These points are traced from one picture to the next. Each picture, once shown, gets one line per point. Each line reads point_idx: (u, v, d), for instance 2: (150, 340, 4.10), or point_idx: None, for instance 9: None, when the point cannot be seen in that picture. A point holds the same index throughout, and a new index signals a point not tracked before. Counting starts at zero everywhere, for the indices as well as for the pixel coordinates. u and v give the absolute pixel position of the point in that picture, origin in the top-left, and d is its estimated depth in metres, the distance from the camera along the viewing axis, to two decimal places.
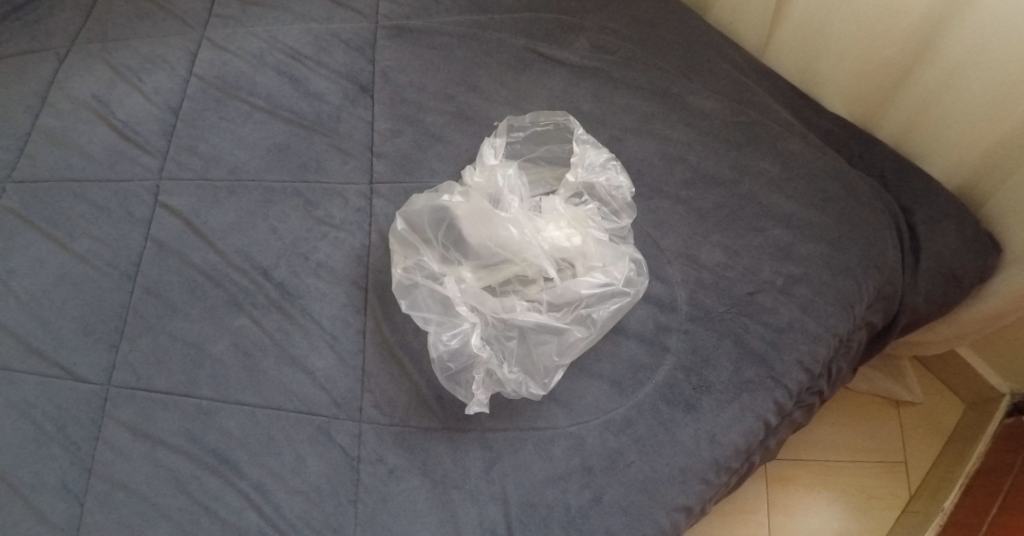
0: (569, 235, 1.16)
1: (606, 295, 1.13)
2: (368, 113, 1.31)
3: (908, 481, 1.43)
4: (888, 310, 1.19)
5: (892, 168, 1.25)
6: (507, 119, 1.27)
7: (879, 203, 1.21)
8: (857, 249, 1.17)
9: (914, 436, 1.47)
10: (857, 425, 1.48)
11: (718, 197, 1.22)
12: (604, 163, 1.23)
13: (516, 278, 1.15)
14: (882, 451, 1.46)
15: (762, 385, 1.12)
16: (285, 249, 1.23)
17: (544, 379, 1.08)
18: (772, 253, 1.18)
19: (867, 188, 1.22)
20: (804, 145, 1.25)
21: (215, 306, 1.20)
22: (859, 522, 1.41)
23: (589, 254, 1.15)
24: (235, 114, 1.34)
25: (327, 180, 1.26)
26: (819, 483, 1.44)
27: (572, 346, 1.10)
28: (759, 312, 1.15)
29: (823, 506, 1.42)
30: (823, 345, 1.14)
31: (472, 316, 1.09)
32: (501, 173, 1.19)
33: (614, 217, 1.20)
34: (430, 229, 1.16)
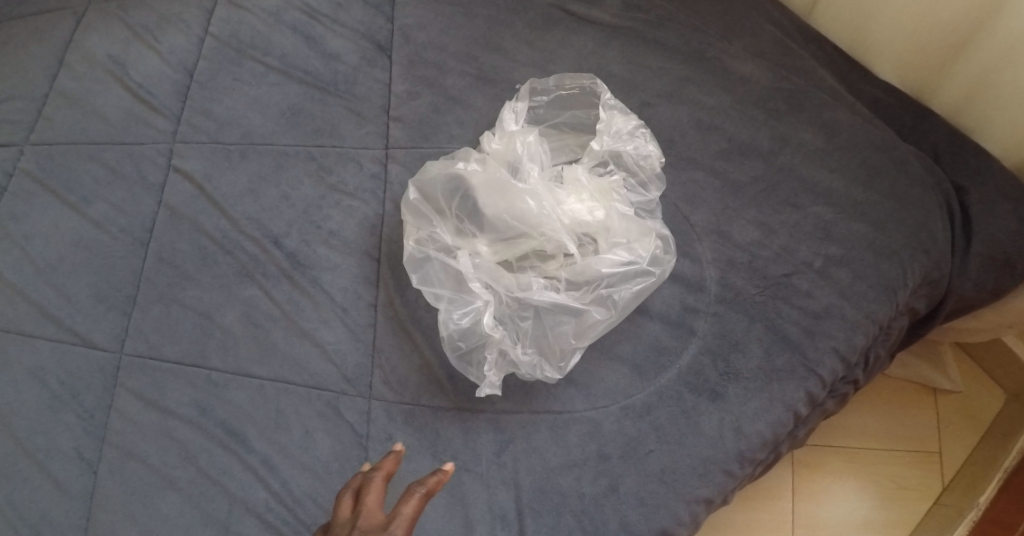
0: (592, 209, 1.09)
1: (630, 273, 1.06)
2: (386, 74, 1.25)
3: (942, 473, 1.37)
4: (933, 296, 1.12)
5: (946, 141, 1.15)
6: (530, 81, 1.19)
7: (930, 181, 1.12)
8: (905, 229, 1.09)
9: (950, 426, 1.39)
10: (890, 412, 1.41)
11: (755, 169, 1.14)
12: (632, 130, 1.16)
13: (533, 253, 1.09)
14: (916, 441, 1.39)
15: (794, 373, 1.05)
16: (297, 216, 1.18)
17: (559, 363, 1.03)
18: (810, 232, 1.10)
19: (918, 163, 1.12)
20: (851, 113, 1.16)
21: (226, 275, 1.17)
22: (887, 513, 1.35)
23: (613, 230, 1.08)
24: (250, 74, 1.29)
25: (342, 144, 1.21)
26: (848, 471, 1.38)
27: (591, 328, 1.04)
28: (793, 295, 1.08)
29: (850, 494, 1.36)
30: (862, 333, 1.06)
31: (485, 294, 1.04)
32: (521, 141, 1.12)
33: (642, 189, 1.14)
34: (444, 199, 1.09)
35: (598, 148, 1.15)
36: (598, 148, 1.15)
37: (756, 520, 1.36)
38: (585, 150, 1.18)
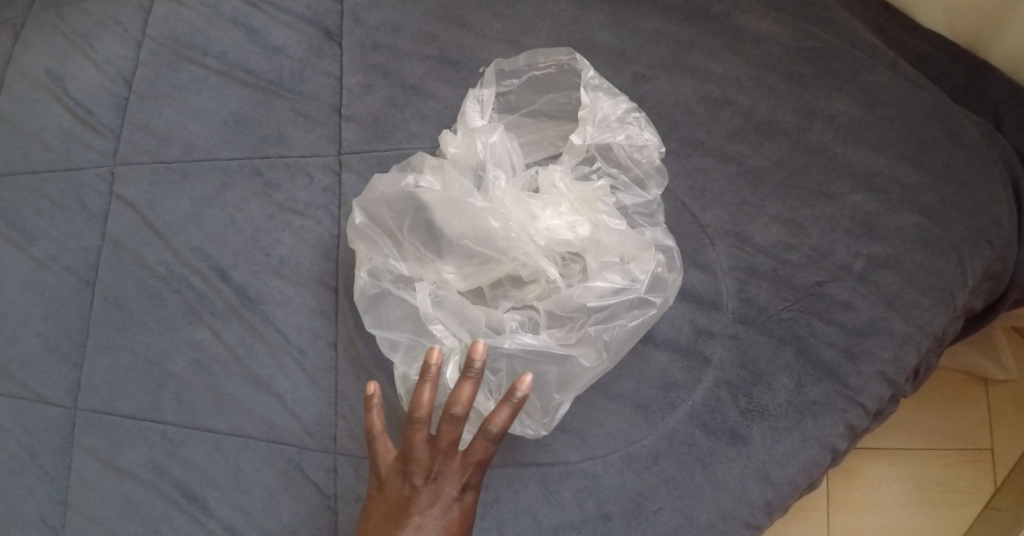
0: (574, 224, 0.91)
1: (626, 300, 0.88)
2: (337, 65, 1.09)
3: (994, 473, 1.19)
4: (992, 292, 0.94)
5: (1009, 101, 0.95)
6: (496, 63, 0.99)
7: (993, 152, 0.92)
8: (964, 218, 0.89)
9: (1004, 419, 1.21)
10: (933, 406, 1.23)
11: (777, 151, 0.94)
12: (621, 116, 0.96)
13: (508, 278, 0.92)
14: (964, 437, 1.21)
15: (832, 405, 0.87)
16: (244, 243, 1.03)
17: (543, 419, 0.87)
18: (847, 227, 0.91)
19: (976, 131, 0.92)
20: (892, 74, 0.95)
21: (173, 316, 1.04)
22: (932, 521, 1.18)
23: (604, 245, 0.90)
24: (189, 79, 1.14)
25: (290, 153, 1.05)
26: (888, 475, 1.20)
27: (578, 377, 0.87)
28: (829, 308, 0.89)
29: (892, 502, 1.19)
30: (913, 348, 0.87)
31: (449, 341, 0.88)
32: (483, 141, 0.93)
33: (639, 188, 0.95)
34: (395, 220, 0.91)
35: (578, 141, 0.96)
36: (580, 141, 0.96)
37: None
38: (566, 145, 0.98)
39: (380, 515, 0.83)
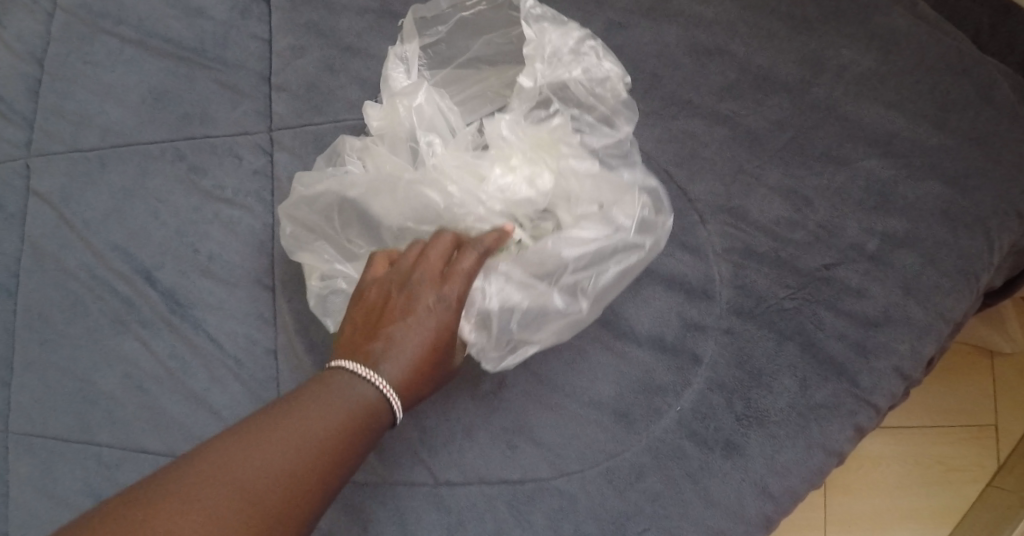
0: (534, 174, 0.77)
1: (615, 248, 0.76)
2: (265, 27, 0.95)
3: (998, 449, 1.16)
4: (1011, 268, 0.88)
5: None
6: (413, 10, 0.85)
7: None
8: (992, 185, 0.79)
9: (1009, 392, 1.18)
10: (938, 381, 1.19)
11: (780, 108, 0.82)
12: (574, 46, 0.80)
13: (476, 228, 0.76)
14: (968, 413, 1.18)
15: (838, 406, 0.76)
16: (170, 239, 0.91)
17: (499, 355, 0.74)
18: (860, 199, 0.80)
19: (1006, 85, 0.83)
20: (912, 17, 0.85)
21: (98, 326, 0.91)
22: (937, 500, 1.15)
23: (584, 188, 0.77)
24: (104, 53, 0.99)
25: (216, 133, 0.92)
26: (890, 455, 1.17)
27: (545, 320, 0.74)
28: (838, 295, 0.78)
29: (896, 483, 1.15)
30: (931, 339, 0.77)
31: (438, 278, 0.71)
32: (406, 105, 0.79)
33: (607, 127, 0.81)
34: (327, 223, 0.78)
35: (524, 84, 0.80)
36: (527, 84, 0.80)
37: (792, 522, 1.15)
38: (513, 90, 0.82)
39: (348, 329, 0.69)
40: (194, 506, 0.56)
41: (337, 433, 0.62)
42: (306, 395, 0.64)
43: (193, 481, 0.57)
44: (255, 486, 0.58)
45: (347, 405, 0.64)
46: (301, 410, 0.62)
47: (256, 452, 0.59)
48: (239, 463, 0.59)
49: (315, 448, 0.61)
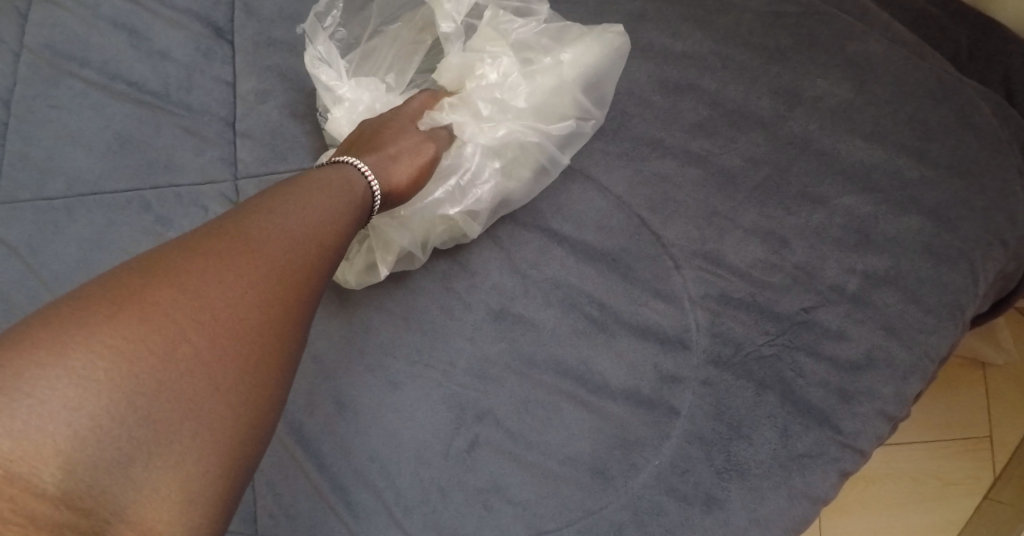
0: (497, 63, 0.82)
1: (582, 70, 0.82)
2: (229, 70, 0.93)
3: (993, 461, 1.14)
4: (1001, 291, 0.85)
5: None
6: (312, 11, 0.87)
7: (1007, 133, 0.80)
8: (974, 216, 0.76)
9: (1003, 403, 1.16)
10: (932, 394, 1.17)
11: (754, 144, 0.79)
12: None
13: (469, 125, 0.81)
14: (961, 424, 1.15)
15: (821, 455, 0.73)
16: None
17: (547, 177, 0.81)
18: (839, 238, 0.77)
19: (987, 108, 0.80)
20: (888, 41, 0.82)
21: None
22: (934, 515, 1.12)
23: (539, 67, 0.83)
24: (68, 96, 0.95)
25: (181, 181, 0.90)
26: (885, 472, 1.14)
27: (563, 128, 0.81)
28: (818, 340, 0.75)
29: (891, 500, 1.13)
30: (917, 378, 0.75)
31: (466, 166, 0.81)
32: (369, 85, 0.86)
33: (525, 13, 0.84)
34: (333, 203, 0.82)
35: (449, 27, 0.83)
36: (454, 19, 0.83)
37: None
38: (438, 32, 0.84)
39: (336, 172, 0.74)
40: (220, 260, 0.59)
41: (347, 216, 0.68)
42: (309, 178, 0.68)
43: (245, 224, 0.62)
44: (274, 251, 0.61)
45: (341, 194, 0.69)
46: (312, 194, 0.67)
47: (297, 206, 0.65)
48: (247, 234, 0.61)
49: (325, 224, 0.66)
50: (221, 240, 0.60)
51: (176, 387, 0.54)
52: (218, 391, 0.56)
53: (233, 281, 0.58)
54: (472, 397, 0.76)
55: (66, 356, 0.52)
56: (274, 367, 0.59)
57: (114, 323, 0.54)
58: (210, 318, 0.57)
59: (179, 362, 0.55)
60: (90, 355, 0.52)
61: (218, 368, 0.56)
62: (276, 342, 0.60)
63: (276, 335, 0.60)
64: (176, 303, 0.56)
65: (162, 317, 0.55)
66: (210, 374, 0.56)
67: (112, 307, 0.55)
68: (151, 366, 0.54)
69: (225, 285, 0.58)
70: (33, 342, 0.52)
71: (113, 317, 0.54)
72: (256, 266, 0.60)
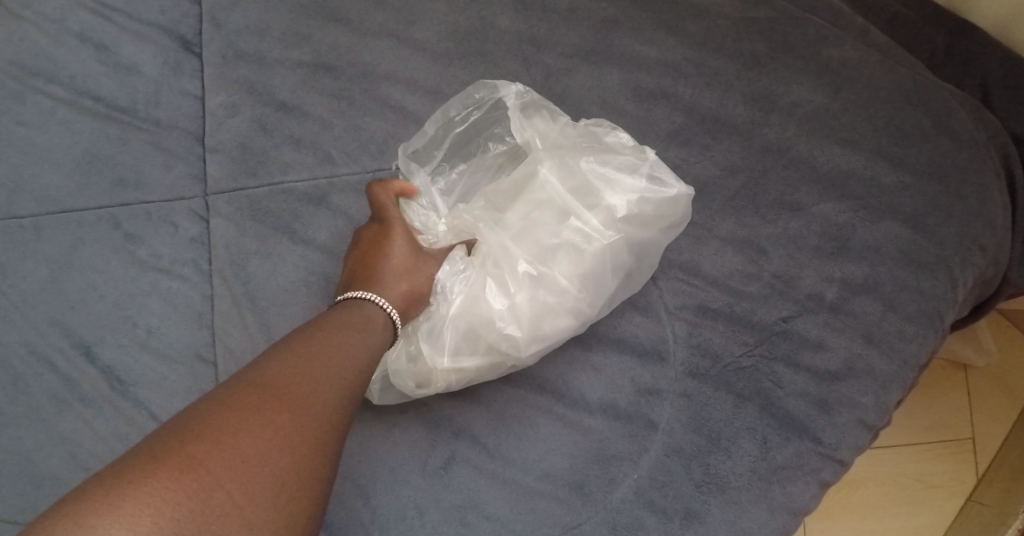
0: (546, 205, 0.73)
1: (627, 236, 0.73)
2: (197, 83, 0.92)
3: (976, 464, 1.13)
4: (983, 294, 0.83)
5: (1002, 70, 0.85)
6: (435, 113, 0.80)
7: (984, 137, 0.79)
8: (952, 221, 0.76)
9: (986, 404, 1.15)
10: (916, 399, 1.17)
11: (730, 151, 0.78)
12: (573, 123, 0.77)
13: (494, 265, 0.72)
14: (945, 427, 1.15)
15: (802, 466, 0.72)
16: (108, 313, 0.87)
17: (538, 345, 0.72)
18: (817, 246, 0.76)
19: (964, 113, 0.79)
20: (863, 46, 0.81)
21: (36, 406, 0.86)
22: (917, 518, 1.11)
23: (566, 216, 0.73)
24: (35, 113, 0.94)
25: (150, 198, 0.89)
26: (869, 475, 1.13)
27: (585, 298, 0.72)
28: (798, 349, 0.74)
29: (875, 503, 1.12)
30: (897, 388, 0.74)
31: (467, 305, 0.71)
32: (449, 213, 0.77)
33: (616, 170, 0.74)
34: None
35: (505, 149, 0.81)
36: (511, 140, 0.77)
37: None
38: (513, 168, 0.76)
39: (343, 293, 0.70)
40: (257, 411, 0.56)
41: (367, 348, 0.66)
42: (334, 320, 0.66)
43: (284, 363, 0.61)
44: (308, 402, 0.59)
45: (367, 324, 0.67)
46: (347, 331, 0.65)
47: (332, 347, 0.63)
48: (280, 385, 0.59)
49: (354, 374, 0.63)
50: (255, 390, 0.58)
51: (211, 527, 0.51)
52: (250, 532, 0.52)
53: (266, 424, 0.56)
54: (448, 415, 0.75)
55: (114, 508, 0.49)
56: (306, 512, 0.56)
57: (155, 467, 0.51)
58: (248, 457, 0.54)
59: (215, 503, 0.51)
60: (136, 507, 0.49)
61: (255, 514, 0.53)
62: (312, 491, 0.56)
63: (309, 474, 0.57)
64: (214, 450, 0.53)
65: (202, 465, 0.52)
66: (250, 527, 0.52)
67: (150, 462, 0.51)
68: (195, 517, 0.50)
69: (257, 431, 0.55)
70: (79, 504, 0.49)
71: (157, 459, 0.51)
72: (292, 415, 0.57)
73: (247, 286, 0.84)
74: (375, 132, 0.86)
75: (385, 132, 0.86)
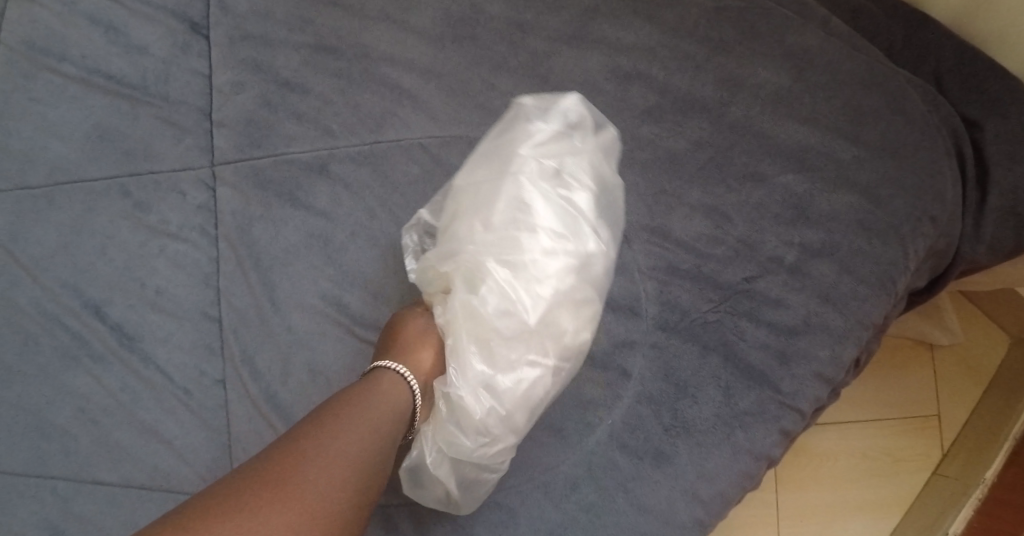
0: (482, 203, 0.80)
1: (561, 166, 0.81)
2: (205, 63, 0.98)
3: (941, 438, 1.19)
4: (937, 266, 0.89)
5: (952, 59, 0.92)
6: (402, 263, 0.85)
7: (935, 118, 0.86)
8: (904, 193, 0.82)
9: (950, 381, 1.21)
10: (884, 376, 1.23)
11: (699, 128, 0.86)
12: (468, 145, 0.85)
13: (468, 278, 0.78)
14: (911, 404, 1.21)
15: (763, 412, 0.79)
16: (117, 275, 0.93)
17: (548, 287, 0.77)
18: (777, 213, 0.82)
19: (916, 96, 0.86)
20: (824, 34, 0.88)
21: (49, 362, 0.93)
22: (887, 490, 1.18)
23: (495, 196, 0.80)
24: (46, 89, 0.99)
25: (158, 169, 0.95)
26: (839, 448, 1.20)
27: (560, 232, 0.79)
28: (759, 306, 0.81)
29: (844, 473, 1.19)
30: (852, 344, 0.80)
31: (462, 334, 0.76)
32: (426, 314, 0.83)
33: (522, 132, 0.83)
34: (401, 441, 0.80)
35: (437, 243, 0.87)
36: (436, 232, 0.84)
37: (751, 519, 1.18)
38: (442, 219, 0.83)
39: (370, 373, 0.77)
40: (267, 506, 0.65)
41: (383, 432, 0.73)
42: (354, 403, 0.73)
43: (301, 452, 0.68)
44: (316, 493, 0.66)
45: (393, 407, 0.75)
46: (360, 415, 0.72)
47: (345, 436, 0.70)
48: (285, 466, 0.67)
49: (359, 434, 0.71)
50: (266, 485, 0.66)
51: None
52: None
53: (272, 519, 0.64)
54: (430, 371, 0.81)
55: None
56: None
57: None
58: None
59: None
60: None
61: None
62: None
63: None
64: None
65: None
66: None
67: None
68: None
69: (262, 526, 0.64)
70: None
71: None
72: (298, 510, 0.65)
73: (250, 249, 0.90)
74: (372, 108, 0.92)
75: (383, 108, 0.92)
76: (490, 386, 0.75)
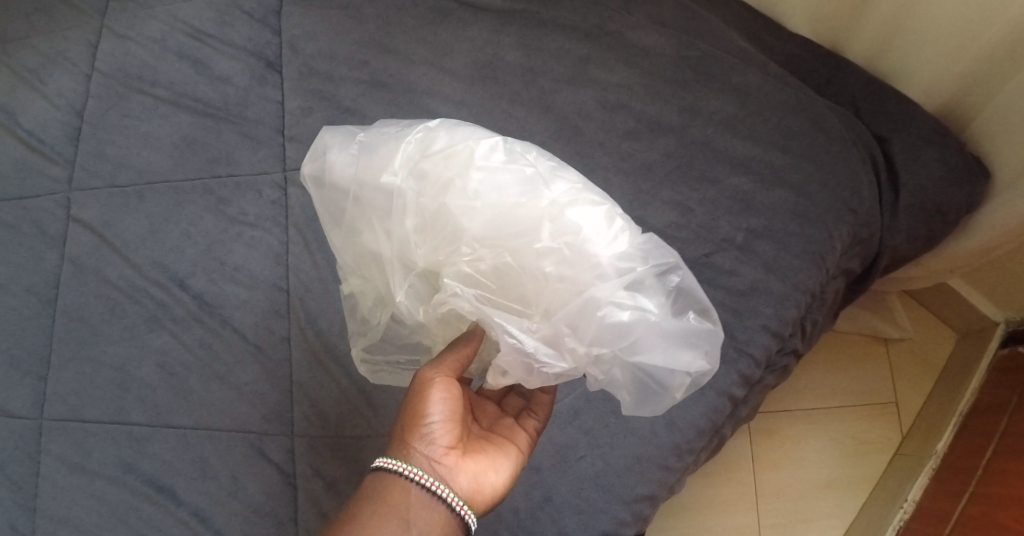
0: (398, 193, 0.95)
1: (378, 136, 0.99)
2: (278, 91, 1.22)
3: (899, 422, 1.42)
4: (867, 254, 1.15)
5: (865, 93, 1.21)
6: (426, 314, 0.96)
7: (851, 134, 1.14)
8: (827, 191, 1.09)
9: (904, 372, 1.45)
10: (846, 369, 1.46)
11: (669, 146, 1.12)
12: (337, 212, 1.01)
13: (450, 208, 0.92)
14: (874, 393, 1.44)
15: (724, 357, 1.03)
16: (199, 255, 1.14)
17: (459, 138, 0.95)
18: (729, 206, 1.09)
19: (836, 119, 1.14)
20: (762, 75, 1.16)
21: (136, 325, 1.11)
22: (852, 469, 1.40)
23: (390, 185, 0.96)
24: (140, 108, 1.22)
25: (237, 172, 1.17)
26: (808, 433, 1.43)
27: (425, 131, 0.97)
28: (717, 275, 1.06)
29: (812, 454, 1.42)
30: (791, 305, 1.05)
31: (490, 240, 0.91)
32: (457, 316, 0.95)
33: (348, 162, 0.99)
34: (606, 329, 0.90)
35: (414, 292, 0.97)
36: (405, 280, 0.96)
37: (729, 495, 1.41)
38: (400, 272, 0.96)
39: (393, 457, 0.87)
40: None
41: None
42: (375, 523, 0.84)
43: None
44: None
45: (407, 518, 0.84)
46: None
47: None
48: None
49: None
50: None
51: None
52: None
53: None
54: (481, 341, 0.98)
55: None
56: None
57: None
58: None
59: None
60: None
61: None
62: None
63: None
64: None
65: None
66: None
67: None
68: None
69: None
70: None
71: None
72: None
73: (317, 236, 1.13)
74: None
75: None
76: (553, 189, 0.92)
